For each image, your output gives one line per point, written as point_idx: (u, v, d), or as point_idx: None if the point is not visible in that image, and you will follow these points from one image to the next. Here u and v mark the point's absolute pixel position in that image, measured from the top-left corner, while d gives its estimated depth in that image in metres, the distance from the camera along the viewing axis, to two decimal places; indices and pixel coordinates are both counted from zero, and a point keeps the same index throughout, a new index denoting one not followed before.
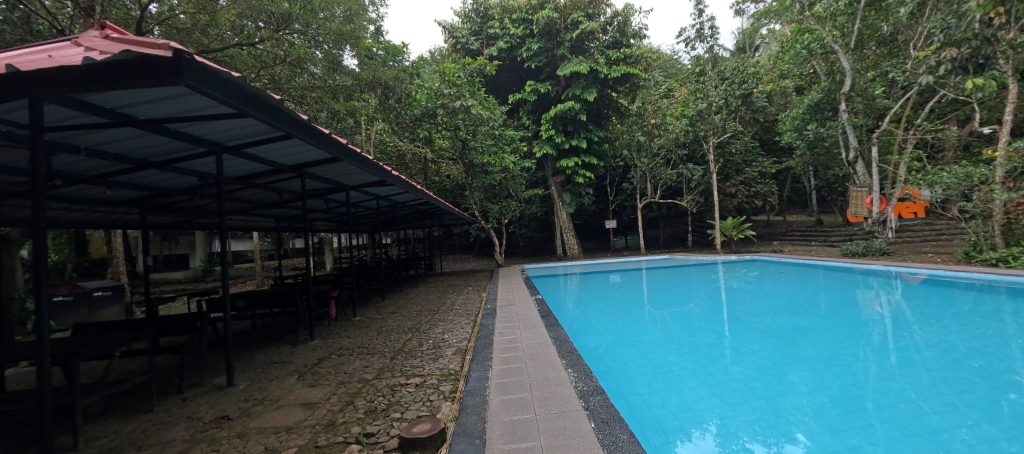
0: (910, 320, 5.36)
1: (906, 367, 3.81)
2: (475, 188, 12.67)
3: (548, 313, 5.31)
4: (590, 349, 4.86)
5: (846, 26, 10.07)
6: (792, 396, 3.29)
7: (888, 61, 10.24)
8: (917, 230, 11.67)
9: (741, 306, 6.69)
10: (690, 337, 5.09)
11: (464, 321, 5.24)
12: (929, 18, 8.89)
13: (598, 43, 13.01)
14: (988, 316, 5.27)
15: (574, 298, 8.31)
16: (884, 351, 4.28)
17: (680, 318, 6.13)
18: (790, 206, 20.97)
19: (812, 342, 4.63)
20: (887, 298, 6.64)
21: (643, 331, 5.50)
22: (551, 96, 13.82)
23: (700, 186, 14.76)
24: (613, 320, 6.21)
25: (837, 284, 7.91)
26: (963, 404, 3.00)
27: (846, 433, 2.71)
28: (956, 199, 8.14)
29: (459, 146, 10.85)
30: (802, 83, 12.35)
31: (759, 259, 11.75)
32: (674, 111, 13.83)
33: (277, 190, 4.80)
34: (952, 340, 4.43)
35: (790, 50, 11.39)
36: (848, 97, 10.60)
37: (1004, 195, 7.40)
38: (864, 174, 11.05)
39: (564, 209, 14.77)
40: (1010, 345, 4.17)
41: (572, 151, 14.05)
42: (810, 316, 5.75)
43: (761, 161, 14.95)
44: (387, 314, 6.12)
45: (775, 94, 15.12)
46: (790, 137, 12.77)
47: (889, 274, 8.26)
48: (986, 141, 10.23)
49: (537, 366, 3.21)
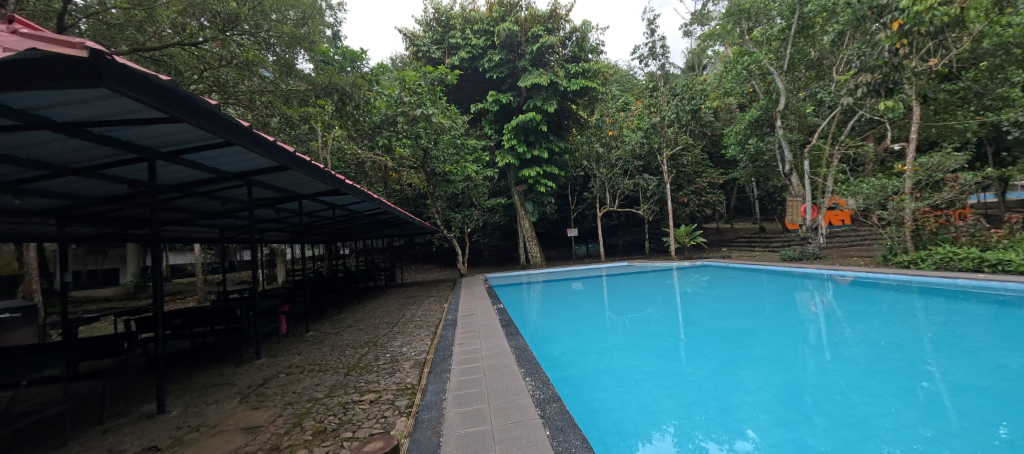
0: (841, 318, 5.89)
1: (838, 361, 4.17)
2: (437, 197, 12.50)
3: (510, 322, 5.32)
4: (554, 357, 4.89)
5: (779, 51, 11.11)
6: (740, 394, 3.49)
7: (816, 83, 11.26)
8: (844, 236, 12.85)
9: (695, 309, 7.07)
10: (648, 342, 5.29)
11: (423, 333, 5.13)
12: (848, 46, 9.92)
13: (558, 56, 13.34)
14: (904, 313, 5.89)
15: (537, 306, 8.33)
16: (820, 348, 4.66)
17: (639, 324, 6.31)
18: (736, 215, 22.44)
19: (757, 342, 4.97)
20: (821, 299, 7.24)
21: (604, 337, 5.65)
22: (512, 106, 14.00)
23: (656, 195, 15.47)
24: (575, 328, 6.32)
25: (779, 287, 8.51)
26: (886, 393, 3.33)
27: (788, 425, 2.92)
28: (874, 208, 9.02)
29: (419, 155, 10.67)
30: (744, 101, 13.31)
31: (708, 265, 12.45)
32: (631, 124, 14.47)
33: (221, 199, 4.49)
34: (876, 336, 4.92)
35: (733, 71, 12.28)
36: (784, 115, 11.59)
37: (913, 205, 8.33)
38: (798, 185, 11.99)
39: (526, 218, 14.87)
40: (922, 338, 4.68)
41: (534, 161, 14.22)
42: (756, 318, 6.16)
43: (710, 172, 15.85)
44: (343, 328, 5.87)
45: (721, 110, 16.14)
46: (734, 150, 13.70)
47: (822, 277, 9.01)
48: (896, 157, 11.49)
49: (495, 376, 3.20)
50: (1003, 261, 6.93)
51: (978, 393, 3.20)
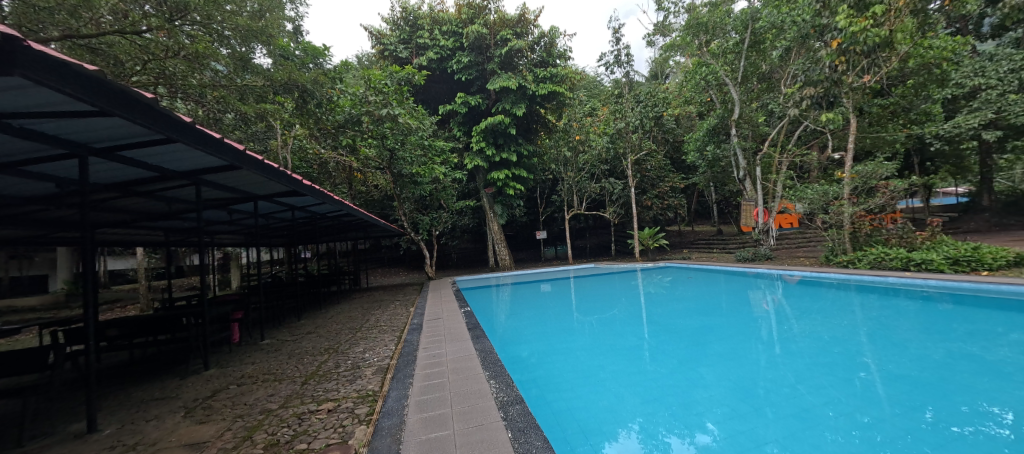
0: (789, 315, 6.29)
1: (787, 355, 4.45)
2: (404, 199, 12.27)
3: (476, 325, 5.29)
4: (522, 359, 4.91)
5: (734, 63, 11.77)
6: (699, 390, 3.64)
7: (767, 94, 12.00)
8: (793, 238, 13.75)
9: (658, 309, 7.32)
10: (613, 342, 5.42)
11: (387, 338, 5.00)
12: (794, 61, 10.67)
13: (526, 60, 13.48)
14: (844, 309, 6.37)
15: (506, 309, 8.34)
16: (771, 343, 4.95)
17: (605, 324, 6.45)
18: (696, 218, 23.47)
19: (714, 339, 5.21)
20: (772, 297, 7.70)
21: (571, 338, 5.73)
22: (481, 109, 13.97)
23: (621, 199, 15.93)
24: (543, 329, 6.37)
25: (735, 287, 8.98)
26: (829, 384, 3.58)
27: (743, 417, 3.08)
28: (818, 212, 9.72)
29: (386, 156, 10.47)
30: (702, 109, 13.97)
31: (670, 266, 12.93)
32: (598, 129, 14.84)
33: (165, 199, 4.19)
34: (820, 331, 5.28)
35: (692, 81, 12.88)
36: (738, 124, 12.28)
37: (851, 209, 9.02)
38: (752, 190, 12.70)
39: (495, 220, 14.86)
40: (859, 332, 5.08)
41: (502, 163, 14.25)
42: (714, 316, 6.46)
43: (672, 177, 16.49)
44: (302, 335, 5.63)
45: (682, 117, 16.85)
46: (694, 156, 14.34)
47: (772, 276, 9.58)
48: (837, 165, 12.44)
49: (459, 380, 3.16)
50: (926, 261, 7.66)
51: (906, 381, 3.51)
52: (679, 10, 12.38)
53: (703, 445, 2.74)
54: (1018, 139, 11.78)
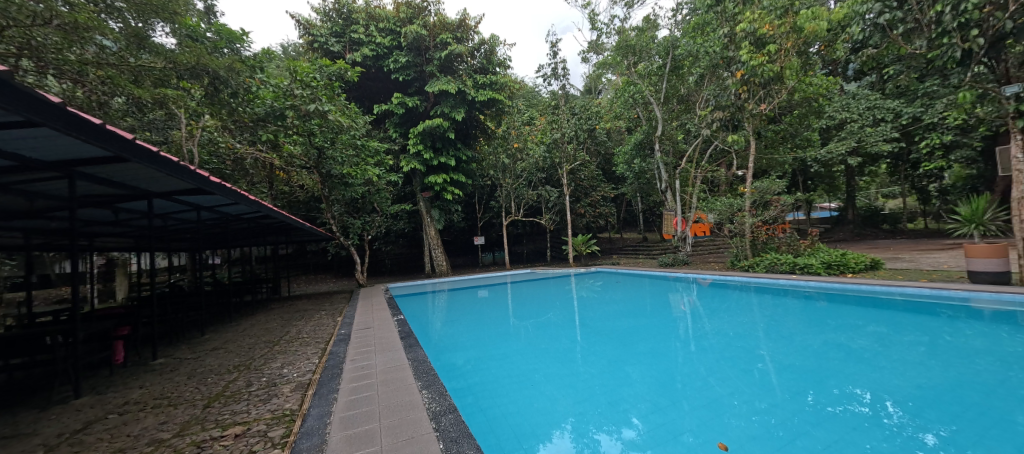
0: (702, 314, 6.96)
1: (700, 351, 4.91)
2: (333, 201, 11.52)
3: (410, 334, 5.10)
4: (458, 366, 4.82)
5: (657, 84, 12.88)
6: (625, 387, 3.86)
7: (685, 115, 13.26)
8: (705, 245, 15.27)
9: (589, 312, 7.67)
10: (548, 345, 5.55)
11: (310, 351, 4.61)
12: (706, 87, 11.97)
13: (466, 66, 13.47)
14: (746, 308, 7.20)
15: (442, 315, 8.16)
16: (687, 340, 5.44)
17: (540, 328, 6.60)
18: (624, 226, 25.10)
19: (639, 339, 5.58)
20: (688, 298, 8.47)
21: (507, 343, 5.77)
22: (419, 111, 13.65)
23: (556, 206, 16.52)
24: (480, 335, 6.33)
25: (657, 290, 9.73)
26: (734, 375, 4.01)
27: (663, 410, 3.33)
28: (725, 222, 10.94)
29: (313, 154, 9.90)
30: (631, 125, 15.06)
31: (601, 271, 13.66)
32: (535, 138, 15.29)
33: (24, 193, 3.46)
34: (727, 328, 5.92)
35: (622, 98, 13.84)
36: (660, 140, 13.43)
37: (750, 220, 10.30)
38: (672, 201, 13.93)
39: (432, 226, 14.53)
40: (758, 328, 5.78)
41: (440, 167, 14.02)
42: (638, 317, 6.93)
43: (603, 187, 17.47)
44: (206, 352, 4.97)
45: (613, 131, 17.98)
46: (622, 168, 15.36)
47: (688, 280, 10.56)
48: (740, 181, 14.12)
49: (389, 392, 3.01)
50: (807, 265, 9.00)
51: (793, 370, 4.06)
52: (611, 31, 13.25)
53: (629, 440, 2.90)
54: (871, 164, 14.36)
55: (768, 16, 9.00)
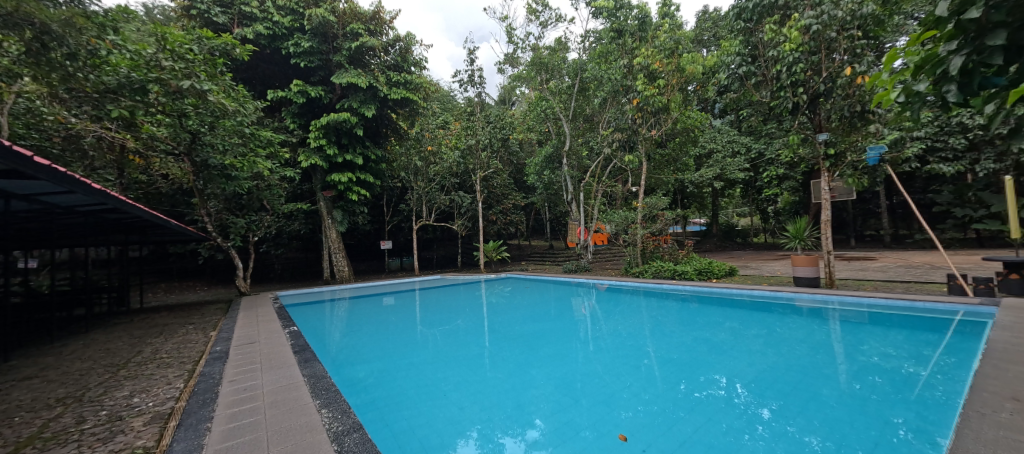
0: (600, 317, 7.60)
1: (597, 351, 5.34)
2: (210, 195, 9.88)
3: (305, 347, 4.59)
4: (358, 380, 4.48)
5: (567, 103, 13.84)
6: (531, 390, 4.01)
7: (589, 133, 14.44)
8: (604, 253, 16.71)
9: (498, 318, 7.80)
10: (457, 352, 5.49)
11: (173, 374, 3.85)
12: (608, 110, 13.23)
13: (379, 61, 12.82)
14: (635, 310, 8.06)
15: (341, 325, 7.51)
16: (586, 342, 5.87)
17: (448, 336, 6.50)
18: (533, 234, 26.21)
19: (544, 342, 5.86)
20: (588, 302, 9.18)
21: (414, 353, 5.55)
22: (322, 102, 12.52)
23: (469, 212, 16.51)
24: (384, 345, 5.98)
25: (561, 295, 10.34)
26: (626, 371, 4.46)
27: (564, 409, 3.53)
28: (620, 233, 12.15)
29: (183, 139, 8.39)
30: (541, 138, 15.88)
31: (510, 277, 14.02)
32: (449, 142, 15.18)
33: None
34: (620, 329, 6.55)
35: (534, 112, 14.58)
36: (567, 155, 14.40)
37: (641, 231, 11.61)
38: (576, 212, 14.98)
39: (334, 228, 13.34)
40: (645, 328, 6.52)
41: (346, 165, 12.98)
42: (544, 321, 7.28)
43: (514, 195, 18.04)
44: (13, 384, 3.81)
45: (525, 142, 18.72)
46: (533, 179, 16.05)
47: (588, 285, 11.44)
48: (633, 196, 15.83)
49: (280, 415, 2.67)
50: (684, 271, 10.46)
51: (671, 364, 4.65)
52: (526, 47, 13.89)
53: (532, 440, 3.01)
54: (730, 188, 17.35)
55: (658, 54, 10.37)
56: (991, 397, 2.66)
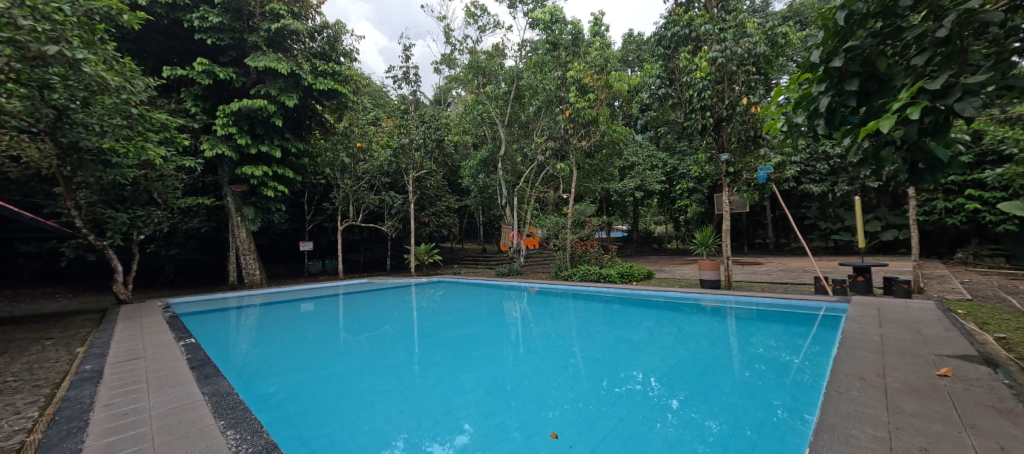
0: (530, 319, 7.79)
1: (527, 353, 5.46)
2: (81, 184, 8.28)
3: (206, 361, 4.04)
4: (269, 395, 4.05)
5: (503, 108, 14.06)
6: (461, 395, 3.97)
7: (523, 140, 14.81)
8: (535, 257, 17.19)
9: (428, 322, 7.61)
10: (384, 360, 5.24)
11: (23, 401, 3.13)
12: (542, 118, 13.71)
13: (303, 47, 11.85)
14: (563, 312, 8.40)
15: (249, 335, 6.74)
16: (516, 344, 5.97)
17: (375, 343, 6.18)
18: (466, 237, 26.08)
19: (476, 346, 5.84)
20: (519, 305, 9.35)
21: (336, 362, 5.18)
22: (234, 86, 11.20)
23: (400, 213, 15.90)
24: (301, 355, 5.49)
25: (493, 298, 10.41)
26: (553, 372, 4.62)
27: (494, 412, 3.54)
28: (551, 237, 12.62)
29: (45, 114, 6.92)
30: (477, 141, 15.91)
31: (442, 280, 13.77)
32: (381, 139, 14.53)
33: None
34: (549, 330, 6.77)
35: (471, 115, 14.60)
36: (502, 160, 14.62)
37: (571, 236, 12.16)
38: (510, 216, 15.19)
39: (244, 226, 11.95)
40: (572, 329, 6.82)
41: (261, 158, 11.68)
42: (475, 325, 7.26)
43: (448, 197, 17.77)
44: None
45: (460, 145, 18.59)
46: (468, 182, 16.01)
47: (520, 288, 11.66)
48: (564, 202, 16.54)
49: (173, 441, 2.31)
50: (608, 274, 11.17)
51: (595, 362, 4.93)
52: (463, 49, 13.87)
53: (461, 445, 2.97)
54: (649, 198, 18.97)
55: (589, 70, 11.03)
56: (845, 377, 3.24)
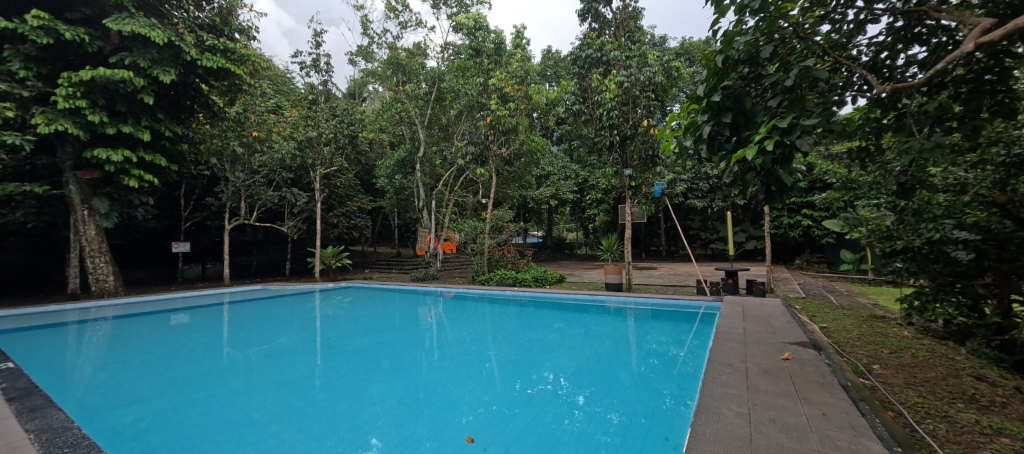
0: (446, 325, 7.66)
1: (442, 359, 5.35)
2: None
3: (34, 390, 3.22)
4: (124, 427, 3.35)
5: (423, 109, 13.71)
6: (369, 408, 3.73)
7: (443, 143, 14.61)
8: (452, 261, 16.97)
9: (333, 332, 7.01)
10: (278, 376, 4.68)
11: None
12: (463, 123, 13.69)
13: (186, 15, 10.12)
14: (479, 317, 8.42)
15: (96, 355, 5.50)
16: (430, 351, 5.82)
17: (268, 357, 5.49)
18: (379, 240, 24.71)
19: (387, 354, 5.55)
20: (435, 311, 9.13)
21: (217, 381, 4.49)
22: (85, 49, 9.12)
23: (303, 212, 14.46)
24: (170, 376, 4.65)
25: (407, 304, 10.01)
26: (468, 377, 4.61)
27: (404, 423, 3.40)
28: (469, 242, 12.60)
29: None
30: (394, 140, 15.28)
31: (351, 286, 12.83)
32: (283, 130, 13.33)
33: None
34: (464, 335, 6.73)
35: (388, 112, 13.99)
36: (421, 161, 14.22)
37: (488, 241, 12.27)
38: (428, 219, 14.78)
39: (94, 222, 9.78)
40: (487, 333, 6.87)
41: (120, 139, 9.54)
42: (386, 333, 6.90)
43: (360, 197, 16.59)
44: None
45: (376, 142, 17.64)
46: (383, 182, 15.24)
47: (436, 293, 11.41)
48: (482, 208, 16.66)
49: None
50: (523, 279, 11.54)
51: (508, 365, 5.04)
52: (382, 43, 13.24)
53: None
54: (563, 206, 20.08)
55: (510, 80, 11.38)
56: (717, 365, 3.79)
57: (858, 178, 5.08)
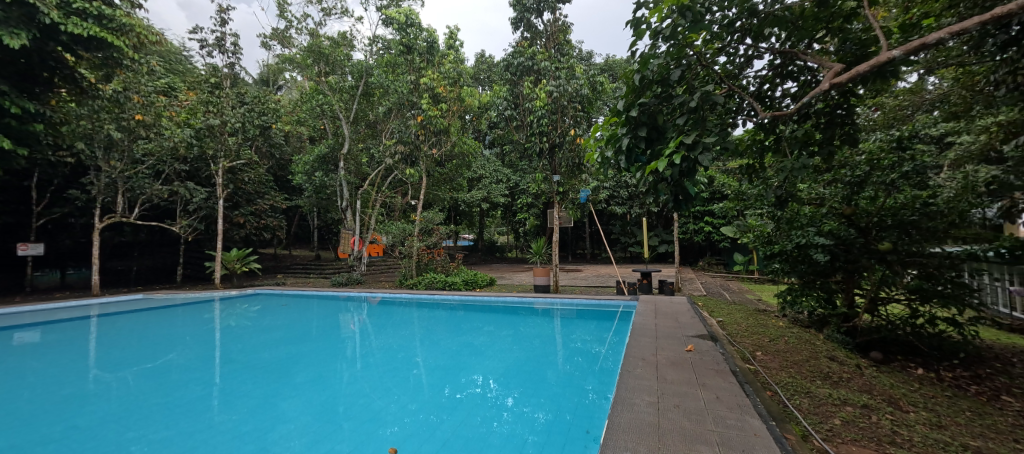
0: (370, 332, 7.25)
1: (365, 369, 5.05)
2: None
3: None
4: None
5: (348, 103, 12.89)
6: (280, 427, 3.38)
7: (370, 140, 13.87)
8: (378, 265, 16.15)
9: (236, 345, 6.24)
10: (165, 398, 4.04)
11: None
12: (392, 120, 13.15)
13: None
14: (407, 322, 8.11)
15: None
16: (352, 360, 5.45)
17: (151, 377, 4.71)
18: (294, 242, 22.61)
19: (302, 367, 5.09)
20: (358, 317, 8.59)
21: (80, 410, 3.73)
22: None
23: (201, 210, 12.70)
24: (8, 409, 3.74)
25: (327, 311, 9.29)
26: (393, 385, 4.41)
27: (321, 440, 3.14)
28: (397, 244, 12.11)
29: None
30: (314, 134, 14.13)
31: (260, 293, 11.55)
32: (178, 116, 11.97)
33: None
34: (391, 342, 6.43)
35: (308, 103, 12.93)
36: (345, 158, 13.35)
37: (417, 243, 11.90)
38: (352, 220, 13.88)
39: None
40: (415, 339, 6.64)
41: None
42: (301, 343, 6.32)
43: (273, 194, 15.08)
44: None
45: (292, 135, 16.17)
46: (300, 179, 14.02)
47: (360, 298, 10.76)
48: (412, 209, 16.12)
49: None
50: (452, 282, 11.40)
51: (437, 370, 4.92)
52: (301, 29, 12.20)
53: None
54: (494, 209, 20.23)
55: (443, 80, 11.21)
56: (633, 358, 4.10)
57: (747, 190, 5.87)
